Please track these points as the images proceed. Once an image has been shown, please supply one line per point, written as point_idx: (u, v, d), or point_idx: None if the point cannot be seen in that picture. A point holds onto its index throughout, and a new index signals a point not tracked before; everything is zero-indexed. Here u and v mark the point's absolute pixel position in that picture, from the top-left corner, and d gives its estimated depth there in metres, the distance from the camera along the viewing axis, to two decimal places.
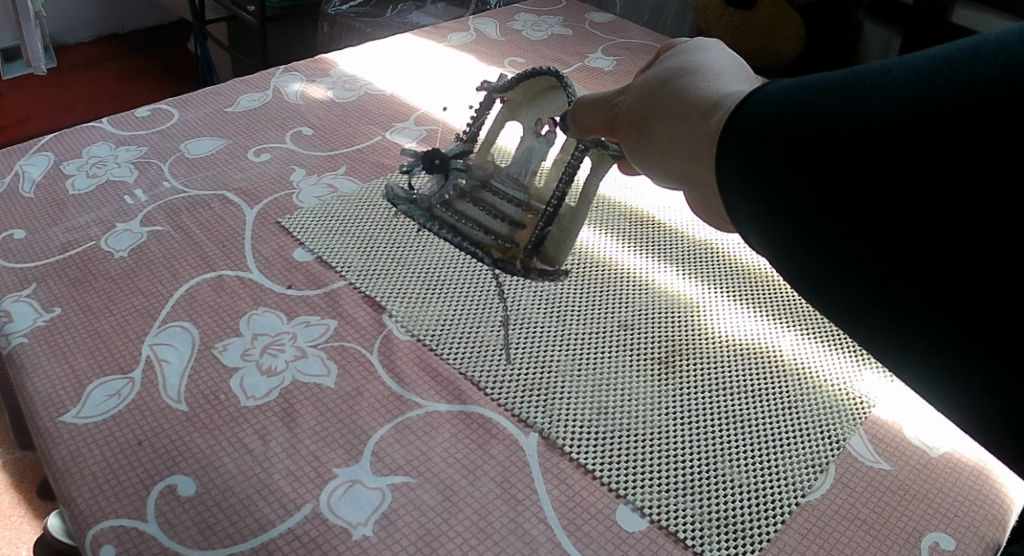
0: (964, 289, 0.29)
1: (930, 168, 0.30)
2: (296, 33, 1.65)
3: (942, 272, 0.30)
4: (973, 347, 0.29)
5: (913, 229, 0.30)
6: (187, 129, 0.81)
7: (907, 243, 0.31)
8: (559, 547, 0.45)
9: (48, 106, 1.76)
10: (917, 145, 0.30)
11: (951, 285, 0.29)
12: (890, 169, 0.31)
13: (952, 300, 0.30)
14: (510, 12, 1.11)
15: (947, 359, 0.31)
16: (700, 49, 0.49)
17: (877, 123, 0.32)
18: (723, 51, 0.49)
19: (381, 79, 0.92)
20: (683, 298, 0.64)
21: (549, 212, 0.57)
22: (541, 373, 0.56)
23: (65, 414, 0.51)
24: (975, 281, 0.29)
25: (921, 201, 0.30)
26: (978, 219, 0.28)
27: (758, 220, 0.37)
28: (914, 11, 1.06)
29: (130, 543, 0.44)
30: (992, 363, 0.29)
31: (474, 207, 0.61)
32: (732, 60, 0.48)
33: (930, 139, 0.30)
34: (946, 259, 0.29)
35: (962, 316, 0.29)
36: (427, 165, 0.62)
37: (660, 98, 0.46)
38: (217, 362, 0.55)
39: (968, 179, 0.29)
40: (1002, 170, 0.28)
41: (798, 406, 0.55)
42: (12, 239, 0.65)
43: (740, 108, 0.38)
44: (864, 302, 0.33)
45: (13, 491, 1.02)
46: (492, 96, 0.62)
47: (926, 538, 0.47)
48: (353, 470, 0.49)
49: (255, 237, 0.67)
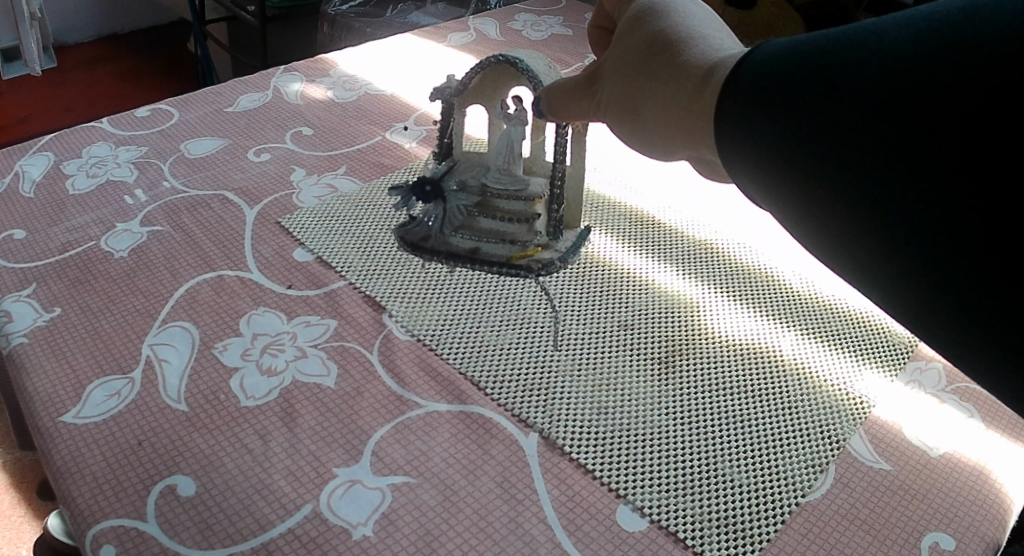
0: (981, 255, 0.29)
1: (934, 133, 0.30)
2: (295, 34, 1.65)
3: (963, 241, 0.29)
4: (985, 318, 0.29)
5: (916, 205, 0.30)
6: (186, 129, 0.81)
7: (910, 219, 0.31)
8: (559, 547, 0.45)
9: (48, 106, 1.76)
10: (918, 107, 0.30)
11: (967, 255, 0.29)
12: (896, 139, 0.31)
13: (978, 260, 0.29)
14: (509, 12, 1.11)
15: (960, 326, 0.30)
16: (672, 4, 0.47)
17: (877, 86, 0.31)
18: (695, 2, 0.48)
19: (381, 79, 0.92)
20: (683, 298, 0.64)
21: (556, 195, 0.63)
22: (540, 373, 0.56)
23: (65, 414, 0.51)
24: (990, 252, 0.29)
25: (922, 171, 0.30)
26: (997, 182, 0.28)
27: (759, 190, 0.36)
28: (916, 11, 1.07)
29: (130, 542, 0.44)
30: (998, 333, 0.29)
31: (485, 217, 0.65)
32: (704, 10, 0.47)
33: (933, 103, 0.30)
34: (962, 227, 0.29)
35: (986, 269, 0.29)
36: (421, 196, 0.62)
37: (637, 81, 0.45)
38: (217, 362, 0.55)
39: (983, 140, 0.29)
40: (1012, 116, 0.28)
41: (798, 406, 0.55)
42: (13, 239, 0.65)
43: (736, 70, 0.37)
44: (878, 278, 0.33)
45: (13, 491, 1.02)
46: (450, 101, 0.64)
47: (926, 538, 0.47)
48: (353, 470, 0.49)
49: (255, 237, 0.67)
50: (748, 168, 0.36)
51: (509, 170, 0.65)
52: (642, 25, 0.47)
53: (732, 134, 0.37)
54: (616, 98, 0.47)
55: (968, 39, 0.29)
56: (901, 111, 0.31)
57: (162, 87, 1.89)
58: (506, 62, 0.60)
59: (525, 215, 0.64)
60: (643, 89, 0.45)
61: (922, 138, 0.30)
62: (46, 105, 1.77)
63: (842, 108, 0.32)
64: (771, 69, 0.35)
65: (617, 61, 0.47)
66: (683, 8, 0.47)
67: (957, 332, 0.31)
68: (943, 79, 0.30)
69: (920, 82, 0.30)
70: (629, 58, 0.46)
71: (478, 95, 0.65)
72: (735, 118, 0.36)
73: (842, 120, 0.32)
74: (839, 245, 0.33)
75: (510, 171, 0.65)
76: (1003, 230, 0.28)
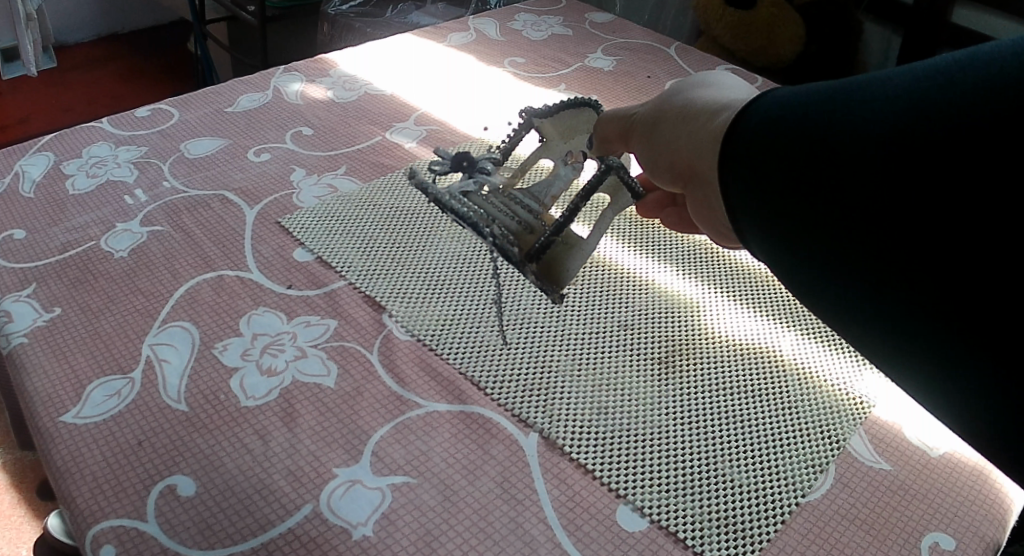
0: (962, 295, 0.30)
1: (923, 175, 0.31)
2: (295, 34, 1.65)
3: (940, 286, 0.31)
4: (963, 360, 0.31)
5: (902, 247, 0.32)
6: (186, 129, 0.81)
7: (897, 260, 0.32)
8: (559, 547, 0.45)
9: (48, 106, 1.76)
10: (910, 151, 0.32)
11: (945, 299, 0.31)
12: (887, 181, 0.32)
13: (951, 305, 0.31)
14: (510, 12, 1.11)
15: (940, 364, 0.32)
16: (715, 75, 0.51)
17: (876, 129, 0.33)
18: (731, 79, 0.51)
19: (381, 79, 0.92)
20: (683, 298, 0.63)
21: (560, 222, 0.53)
22: (541, 373, 0.56)
23: (65, 414, 0.51)
24: (967, 295, 0.30)
25: (909, 213, 0.32)
26: (974, 235, 0.30)
27: (754, 224, 0.38)
28: (914, 11, 1.07)
29: (130, 542, 0.44)
30: (977, 374, 0.31)
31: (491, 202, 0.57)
32: (741, 86, 0.50)
33: (923, 146, 0.31)
34: (943, 271, 0.31)
35: (962, 314, 0.30)
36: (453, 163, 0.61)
37: (665, 127, 0.48)
38: (217, 362, 0.55)
39: (955, 186, 0.30)
40: (998, 164, 0.29)
41: (798, 406, 0.55)
42: (13, 239, 0.65)
43: (740, 117, 0.40)
44: (867, 313, 0.34)
45: (13, 491, 1.02)
46: (530, 121, 0.61)
47: (926, 538, 0.47)
48: (353, 470, 0.49)
49: (255, 237, 0.67)
50: (741, 206, 0.39)
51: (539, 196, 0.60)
52: (680, 87, 0.50)
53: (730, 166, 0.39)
54: (647, 145, 0.50)
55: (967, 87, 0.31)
56: (901, 150, 0.32)
57: (162, 87, 1.89)
58: (591, 104, 0.61)
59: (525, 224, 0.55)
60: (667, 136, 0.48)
61: (914, 177, 0.31)
62: (46, 105, 1.77)
63: (844, 149, 0.34)
64: (780, 116, 0.38)
65: (652, 113, 0.50)
66: (722, 80, 0.50)
67: (942, 374, 0.32)
68: (936, 121, 0.31)
69: (914, 127, 0.32)
70: (663, 111, 0.49)
71: (557, 133, 0.63)
72: (738, 153, 0.39)
73: (841, 164, 0.34)
74: (827, 280, 0.35)
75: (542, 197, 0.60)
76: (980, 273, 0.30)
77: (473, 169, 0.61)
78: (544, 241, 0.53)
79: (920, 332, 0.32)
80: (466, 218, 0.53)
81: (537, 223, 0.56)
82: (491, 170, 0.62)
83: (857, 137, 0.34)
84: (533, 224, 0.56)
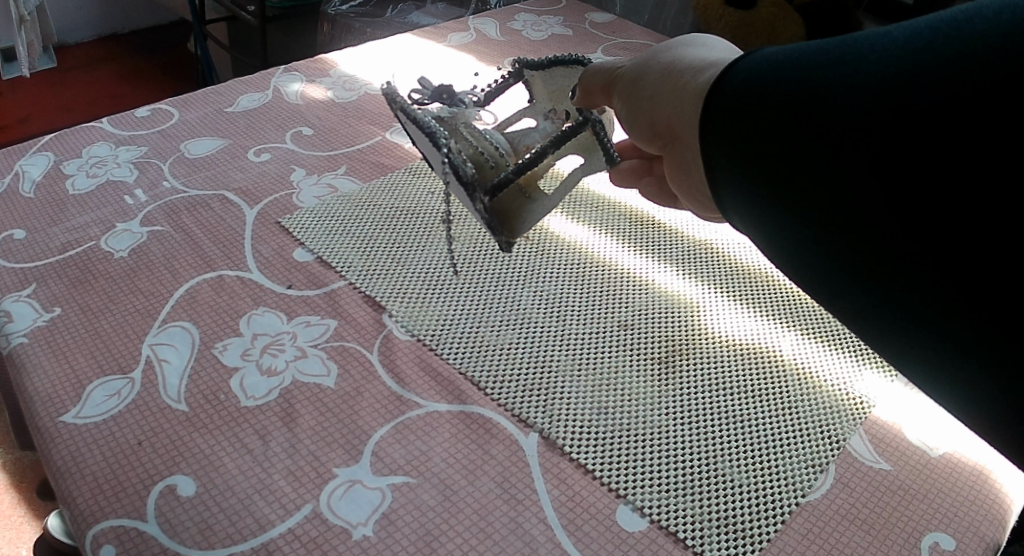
0: (968, 273, 0.31)
1: (922, 147, 0.32)
2: (294, 33, 1.65)
3: (943, 260, 0.32)
4: (969, 346, 0.32)
5: (908, 230, 0.33)
6: (185, 129, 0.80)
7: (899, 243, 0.33)
8: (559, 547, 0.46)
9: (47, 107, 1.76)
10: (912, 133, 0.33)
11: (950, 276, 0.32)
12: (888, 155, 0.34)
13: (957, 281, 0.32)
14: (510, 12, 1.11)
15: (939, 348, 0.33)
16: (696, 40, 0.52)
17: (881, 109, 0.34)
18: (720, 42, 0.53)
19: (381, 79, 0.92)
20: (682, 298, 0.63)
21: (525, 162, 0.50)
22: (541, 373, 0.56)
23: (65, 414, 0.51)
24: (974, 271, 0.31)
25: (910, 179, 0.33)
26: (980, 211, 0.31)
27: (759, 217, 0.40)
28: (915, 10, 1.08)
29: (130, 543, 0.44)
30: (987, 359, 0.32)
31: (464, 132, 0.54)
32: (731, 50, 0.52)
33: (927, 122, 0.32)
34: (945, 251, 0.32)
35: (967, 290, 0.32)
36: (434, 97, 0.61)
37: (648, 85, 0.49)
38: (217, 362, 0.55)
39: (963, 162, 0.31)
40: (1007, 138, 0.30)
41: (798, 406, 0.55)
42: (12, 239, 0.65)
43: (723, 76, 0.42)
44: (869, 299, 0.36)
45: (13, 491, 1.02)
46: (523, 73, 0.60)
47: (926, 538, 0.47)
48: (353, 470, 0.49)
49: (255, 237, 0.67)
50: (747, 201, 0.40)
51: (512, 144, 0.56)
52: (666, 46, 0.51)
53: (728, 158, 0.40)
54: (630, 102, 0.52)
55: (964, 65, 0.32)
56: (905, 129, 0.33)
57: (162, 87, 1.89)
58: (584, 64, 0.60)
59: (495, 160, 0.53)
60: (648, 95, 0.49)
61: (917, 152, 0.33)
62: (46, 105, 1.77)
63: (848, 128, 0.35)
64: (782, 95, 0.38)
65: (637, 70, 0.51)
66: (710, 45, 0.51)
67: (953, 363, 0.33)
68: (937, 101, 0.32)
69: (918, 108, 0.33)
70: (648, 68, 0.50)
71: (545, 93, 0.63)
72: (731, 139, 0.40)
73: (846, 145, 0.35)
74: (836, 267, 0.36)
75: (516, 144, 0.56)
76: (990, 248, 0.31)
77: (451, 101, 0.61)
78: (504, 178, 0.50)
79: (922, 316, 0.33)
80: (431, 130, 0.51)
81: (502, 159, 0.53)
82: (469, 106, 0.61)
83: (855, 122, 0.35)
84: (497, 160, 0.53)
